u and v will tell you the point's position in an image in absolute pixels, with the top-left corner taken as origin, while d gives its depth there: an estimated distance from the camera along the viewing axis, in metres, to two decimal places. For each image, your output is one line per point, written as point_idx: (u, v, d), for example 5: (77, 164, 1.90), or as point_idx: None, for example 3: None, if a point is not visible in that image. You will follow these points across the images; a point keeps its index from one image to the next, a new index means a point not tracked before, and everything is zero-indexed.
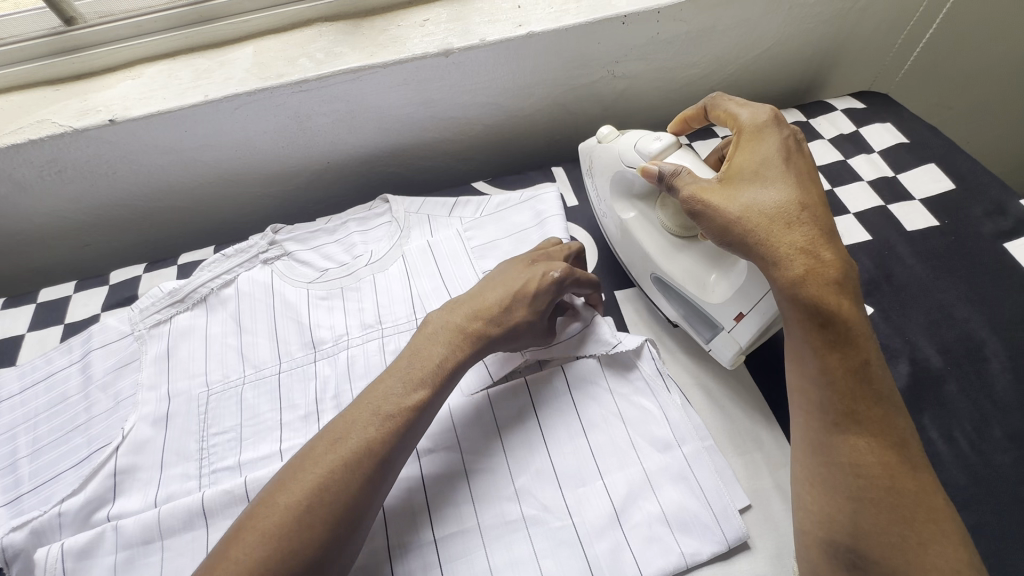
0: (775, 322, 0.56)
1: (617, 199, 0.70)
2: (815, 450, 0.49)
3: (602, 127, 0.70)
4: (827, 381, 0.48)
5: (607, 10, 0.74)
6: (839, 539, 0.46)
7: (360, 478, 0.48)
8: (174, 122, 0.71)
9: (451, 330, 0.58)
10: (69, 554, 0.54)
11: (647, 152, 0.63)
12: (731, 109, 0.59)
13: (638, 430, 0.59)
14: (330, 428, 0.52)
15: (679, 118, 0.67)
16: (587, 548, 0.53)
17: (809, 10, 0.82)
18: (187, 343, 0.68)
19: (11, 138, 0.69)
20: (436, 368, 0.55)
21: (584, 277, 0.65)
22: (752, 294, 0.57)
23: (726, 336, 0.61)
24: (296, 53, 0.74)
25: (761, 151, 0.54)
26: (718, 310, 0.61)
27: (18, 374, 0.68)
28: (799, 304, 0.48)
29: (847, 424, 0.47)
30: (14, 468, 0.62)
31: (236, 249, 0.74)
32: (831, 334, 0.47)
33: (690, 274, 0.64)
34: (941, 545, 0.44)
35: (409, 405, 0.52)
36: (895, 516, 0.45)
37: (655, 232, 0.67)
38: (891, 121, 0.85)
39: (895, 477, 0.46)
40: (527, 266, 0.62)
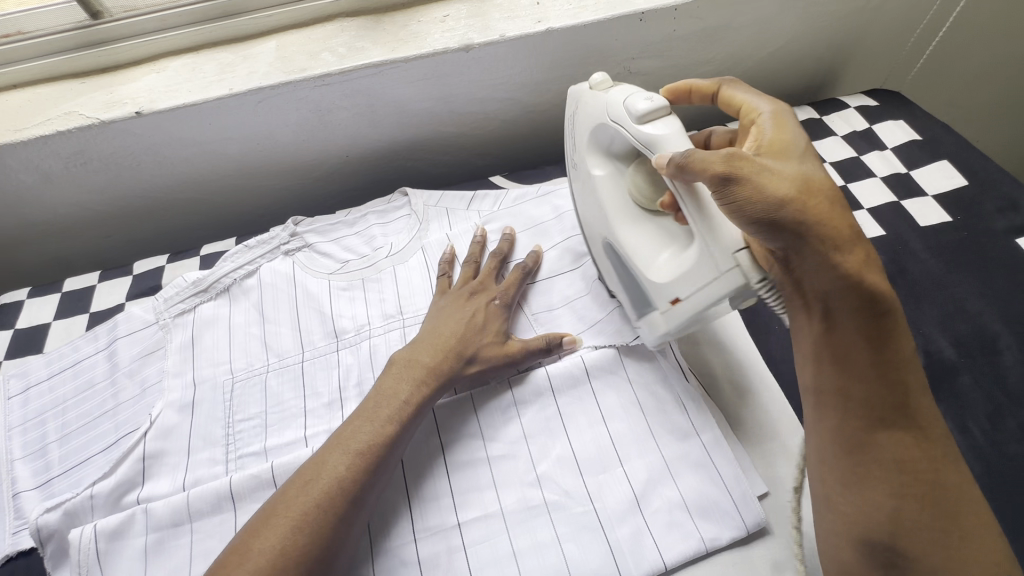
0: (709, 312, 0.53)
1: (593, 152, 0.65)
2: (852, 448, 0.48)
3: (597, 72, 0.63)
4: (873, 374, 0.46)
5: (625, 6, 0.75)
6: (876, 538, 0.46)
7: (332, 519, 0.49)
8: (198, 115, 0.72)
9: (415, 366, 0.60)
10: (102, 535, 0.55)
11: (634, 113, 0.56)
12: (746, 98, 0.59)
13: (657, 419, 0.60)
14: (304, 469, 0.52)
15: (683, 83, 0.63)
16: (609, 533, 0.55)
17: (824, 7, 0.83)
18: (211, 332, 0.70)
19: (40, 130, 0.70)
20: (400, 405, 0.57)
21: (520, 283, 0.69)
22: (693, 281, 0.53)
23: (654, 315, 0.59)
24: (318, 48, 0.75)
25: (791, 139, 0.53)
26: (655, 289, 0.58)
27: (46, 362, 0.69)
28: (856, 290, 0.46)
29: (890, 420, 0.47)
30: (44, 452, 0.63)
31: (257, 240, 0.76)
32: (882, 323, 0.46)
33: (638, 250, 0.60)
34: (980, 539, 0.44)
35: (378, 441, 0.54)
36: (933, 511, 0.45)
37: (617, 195, 0.64)
38: (903, 118, 0.86)
39: (938, 472, 0.46)
40: (465, 301, 0.66)
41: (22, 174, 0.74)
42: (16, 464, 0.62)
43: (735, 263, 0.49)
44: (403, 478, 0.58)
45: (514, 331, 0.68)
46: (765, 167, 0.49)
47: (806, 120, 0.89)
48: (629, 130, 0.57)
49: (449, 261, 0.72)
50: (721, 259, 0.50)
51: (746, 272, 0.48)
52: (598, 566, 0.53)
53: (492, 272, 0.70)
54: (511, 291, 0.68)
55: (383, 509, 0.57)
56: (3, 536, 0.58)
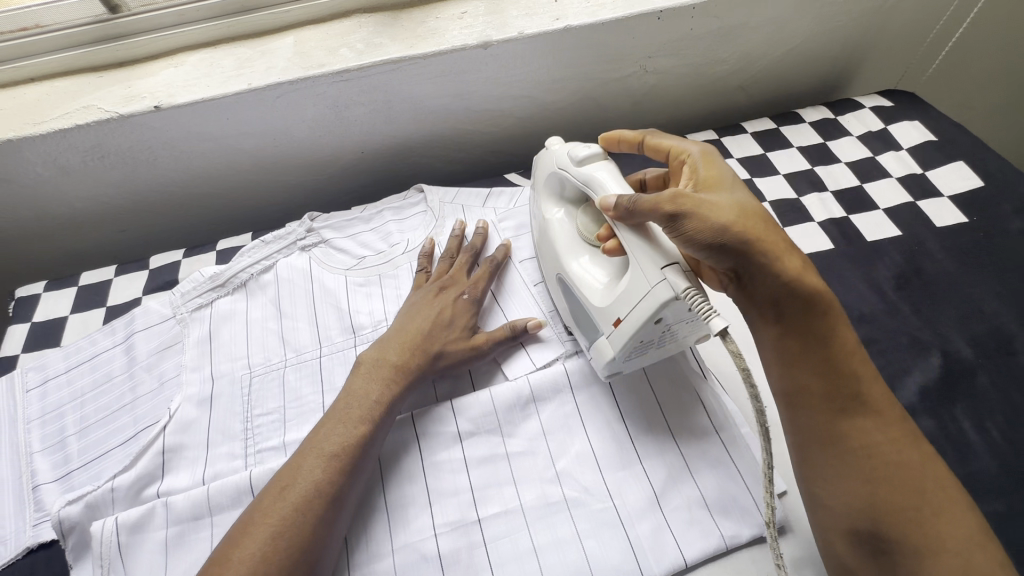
0: (650, 328, 0.53)
1: (548, 200, 0.70)
2: (823, 441, 0.51)
3: (553, 136, 0.72)
4: (822, 365, 0.51)
5: (643, 5, 0.75)
6: (860, 526, 0.48)
7: (311, 521, 0.50)
8: (215, 110, 0.72)
9: (383, 366, 0.60)
10: (123, 528, 0.55)
11: (576, 159, 0.64)
12: (671, 143, 0.63)
13: (676, 417, 0.61)
14: (283, 473, 0.52)
15: (614, 134, 0.70)
16: (629, 530, 0.55)
17: (841, 7, 0.83)
18: (229, 327, 0.70)
19: (58, 124, 0.70)
20: (371, 405, 0.57)
21: (487, 278, 0.71)
22: (632, 297, 0.54)
23: (603, 339, 0.58)
24: (336, 44, 0.75)
25: (719, 174, 0.58)
26: (600, 313, 0.58)
27: (63, 355, 0.69)
28: (797, 292, 0.51)
29: (848, 408, 0.50)
30: (62, 445, 0.63)
31: (274, 236, 0.76)
32: (819, 318, 0.52)
33: (588, 282, 0.61)
34: (954, 515, 0.46)
35: (352, 443, 0.54)
36: (908, 491, 0.47)
37: (568, 237, 0.67)
38: (919, 118, 0.86)
39: (903, 452, 0.49)
40: (435, 296, 0.67)
41: (39, 167, 0.74)
42: (35, 457, 0.62)
43: (664, 277, 0.51)
44: (423, 473, 0.59)
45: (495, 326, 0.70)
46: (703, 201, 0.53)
47: (821, 120, 0.89)
48: (572, 172, 0.65)
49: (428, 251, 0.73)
50: (653, 273, 0.52)
51: (676, 285, 0.50)
52: (619, 562, 0.53)
53: (465, 267, 0.72)
54: (479, 286, 0.69)
55: (404, 502, 0.57)
56: (24, 528, 0.58)
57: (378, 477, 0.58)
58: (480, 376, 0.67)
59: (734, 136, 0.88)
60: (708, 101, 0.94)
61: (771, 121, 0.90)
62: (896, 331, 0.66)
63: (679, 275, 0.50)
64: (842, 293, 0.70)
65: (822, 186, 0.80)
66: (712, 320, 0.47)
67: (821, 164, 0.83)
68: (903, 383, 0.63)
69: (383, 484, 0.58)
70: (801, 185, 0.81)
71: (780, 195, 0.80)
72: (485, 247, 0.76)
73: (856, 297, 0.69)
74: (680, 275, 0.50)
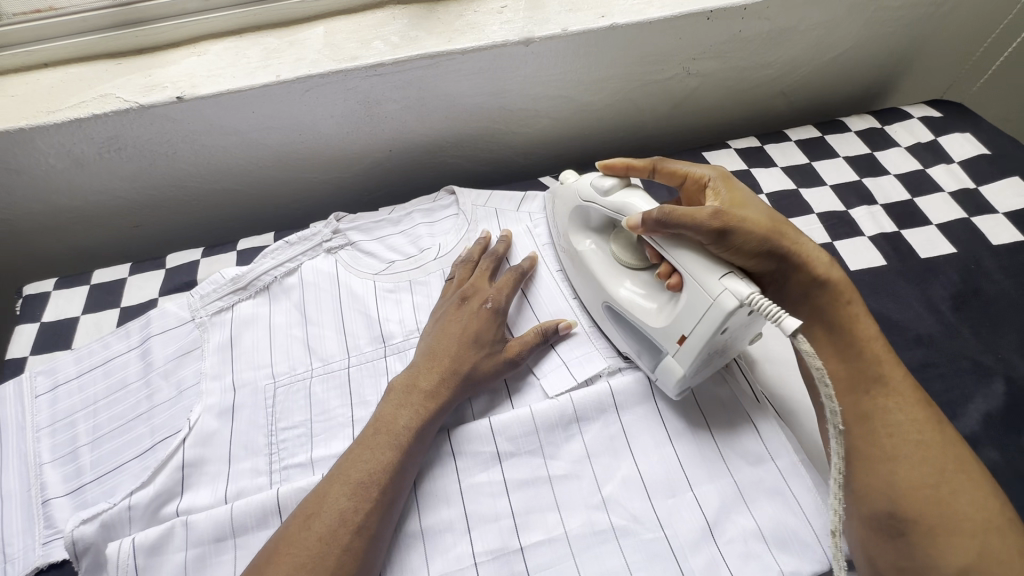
0: (718, 340, 0.51)
1: (575, 231, 0.67)
2: (849, 422, 0.52)
3: (565, 171, 0.69)
4: (846, 350, 0.54)
5: (692, 4, 0.72)
6: (879, 506, 0.48)
7: (340, 555, 0.46)
8: (240, 102, 0.69)
9: (414, 391, 0.57)
10: (140, 550, 0.51)
11: (601, 190, 0.61)
12: (686, 166, 0.62)
13: (728, 443, 0.57)
14: (315, 493, 0.50)
15: (618, 163, 0.63)
16: (682, 563, 0.51)
17: (893, 12, 0.80)
18: (251, 333, 0.66)
19: (74, 113, 0.66)
20: (399, 432, 0.54)
21: (513, 285, 0.66)
22: (693, 313, 0.52)
23: (667, 361, 0.55)
24: (369, 36, 0.71)
25: (744, 191, 0.60)
26: (660, 334, 0.56)
27: (75, 358, 0.65)
28: (822, 286, 0.57)
29: (870, 389, 0.52)
30: (75, 456, 0.59)
31: (298, 236, 0.72)
32: (843, 309, 0.56)
33: (639, 306, 0.59)
34: (975, 496, 0.46)
35: (382, 473, 0.51)
36: (930, 471, 0.47)
37: (604, 265, 0.64)
38: (970, 131, 0.82)
39: (925, 434, 0.49)
40: (458, 310, 0.63)
41: (51, 158, 0.70)
42: (45, 468, 0.59)
43: (726, 286, 0.49)
44: (461, 496, 0.55)
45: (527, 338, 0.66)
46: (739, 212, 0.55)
47: (867, 130, 0.86)
48: (600, 204, 0.62)
49: (460, 263, 0.69)
50: (710, 284, 0.50)
51: (738, 292, 0.49)
52: None
53: (488, 271, 0.68)
54: (504, 292, 0.65)
55: (440, 527, 0.54)
56: (34, 545, 0.54)
57: (412, 500, 0.55)
58: (517, 390, 0.63)
59: (777, 144, 0.84)
60: (748, 106, 0.90)
61: (815, 129, 0.86)
62: (955, 354, 0.63)
63: (739, 282, 0.49)
64: (898, 313, 0.66)
65: (871, 199, 0.77)
66: (783, 321, 0.46)
67: (870, 175, 0.80)
68: (965, 410, 0.60)
69: (417, 509, 0.55)
70: (849, 198, 0.78)
71: (828, 207, 0.77)
72: (508, 255, 0.72)
73: (912, 318, 0.66)
74: (740, 282, 0.49)
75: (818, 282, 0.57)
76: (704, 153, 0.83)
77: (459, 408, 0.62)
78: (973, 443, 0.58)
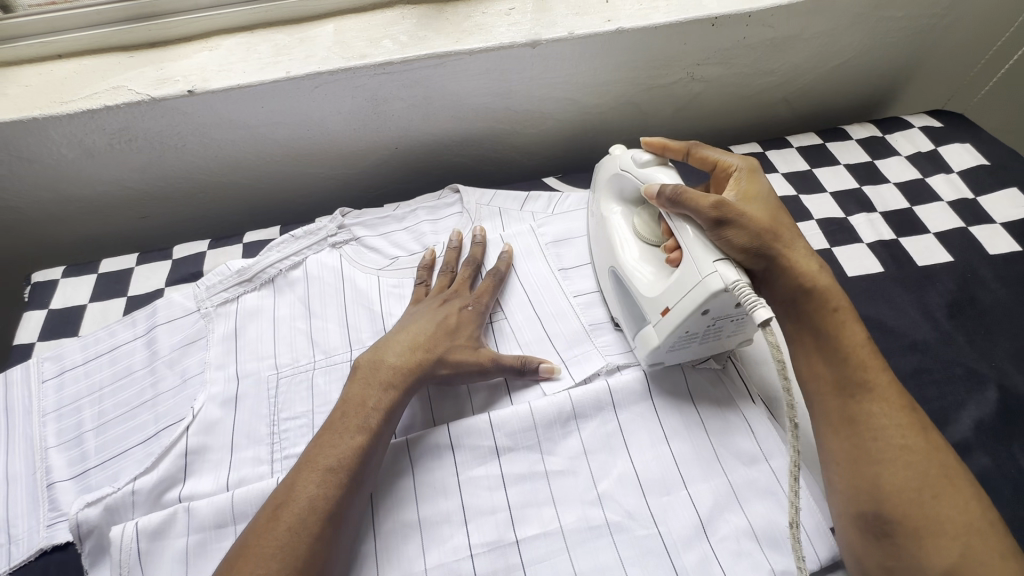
0: (697, 320, 0.53)
1: (609, 198, 0.68)
2: (835, 425, 0.53)
3: (616, 146, 0.68)
4: (832, 354, 0.55)
5: (697, 11, 0.73)
6: (866, 508, 0.48)
7: (308, 542, 0.47)
8: (250, 97, 0.70)
9: (384, 370, 0.58)
10: (143, 534, 0.52)
11: (644, 163, 0.62)
12: (718, 154, 0.63)
13: (723, 442, 0.58)
14: (286, 485, 0.50)
15: (657, 140, 0.65)
16: (674, 559, 0.52)
17: (897, 22, 0.81)
18: (255, 324, 0.67)
19: (86, 103, 0.67)
20: (369, 413, 0.54)
21: (492, 292, 0.68)
22: (681, 290, 0.54)
23: (648, 329, 0.58)
24: (378, 35, 0.72)
25: (764, 188, 0.60)
26: (647, 304, 0.58)
27: (81, 345, 0.66)
28: (812, 292, 0.56)
29: (857, 393, 0.52)
30: (80, 440, 0.60)
31: (304, 231, 0.73)
32: (832, 316, 0.56)
33: (638, 275, 0.60)
34: (957, 500, 0.47)
35: (348, 457, 0.51)
36: (913, 474, 0.48)
37: (623, 233, 0.65)
38: (970, 141, 0.83)
39: (909, 439, 0.50)
40: (438, 306, 0.65)
41: (62, 148, 0.71)
42: (51, 452, 0.60)
43: (716, 269, 0.51)
44: (458, 488, 0.56)
45: (525, 335, 0.67)
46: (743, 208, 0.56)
47: (869, 139, 0.87)
48: (634, 173, 0.64)
49: (428, 266, 0.70)
50: (703, 265, 0.52)
51: (726, 276, 0.50)
52: None
53: (466, 280, 0.69)
54: (484, 299, 0.67)
55: (438, 519, 0.55)
56: (37, 527, 0.55)
57: (411, 490, 0.56)
58: (516, 386, 0.64)
59: (779, 150, 0.85)
60: (751, 112, 0.91)
61: (817, 136, 0.87)
62: (949, 361, 0.64)
63: (729, 269, 0.51)
64: (893, 319, 0.67)
65: (870, 207, 0.78)
66: (755, 312, 0.47)
67: (869, 183, 0.81)
68: (957, 416, 0.60)
69: (414, 500, 0.55)
70: (848, 205, 0.79)
71: (827, 214, 0.78)
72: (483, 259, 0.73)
73: (908, 324, 0.67)
74: (731, 270, 0.51)
75: (806, 291, 0.56)
76: None
77: (459, 400, 0.63)
78: (965, 449, 0.59)
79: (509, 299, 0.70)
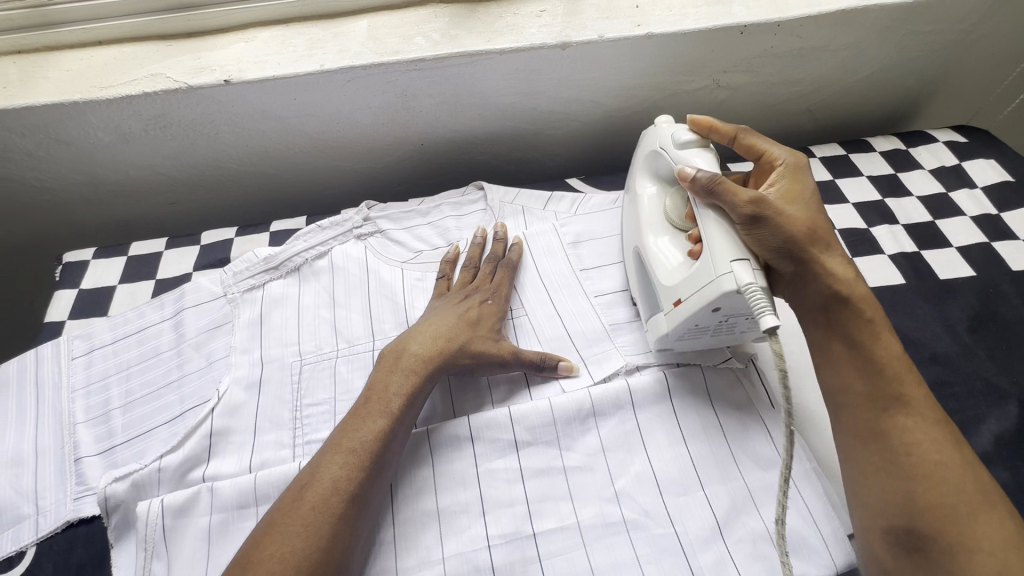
0: (708, 316, 0.55)
1: (643, 174, 0.68)
2: (868, 439, 0.51)
3: (661, 115, 0.69)
4: (865, 366, 0.53)
5: (727, 18, 0.74)
6: (897, 524, 0.47)
7: (332, 521, 0.48)
8: (284, 89, 0.71)
9: (409, 357, 0.59)
10: (168, 511, 0.53)
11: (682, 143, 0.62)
12: (767, 145, 0.62)
13: (741, 446, 0.58)
14: (313, 464, 0.51)
15: (704, 120, 0.63)
16: (691, 558, 0.52)
17: (925, 37, 0.81)
18: (280, 311, 0.68)
19: (125, 90, 0.69)
20: (391, 398, 0.55)
21: (509, 283, 0.69)
22: (697, 283, 0.54)
23: (660, 317, 0.60)
24: (411, 32, 0.73)
25: (806, 187, 0.59)
26: (663, 290, 0.59)
27: (110, 326, 0.68)
28: (844, 301, 0.55)
29: (890, 406, 0.51)
30: (107, 418, 0.62)
31: (330, 221, 0.74)
32: (864, 326, 0.54)
33: (659, 258, 0.61)
34: (992, 516, 0.46)
35: (373, 442, 0.52)
36: (948, 489, 0.47)
37: (652, 214, 0.65)
38: (994, 157, 0.83)
39: (943, 454, 0.48)
40: (458, 303, 0.65)
41: (99, 132, 0.73)
42: (79, 428, 0.61)
43: (732, 269, 0.52)
44: (477, 479, 0.57)
45: (546, 332, 0.68)
46: (783, 207, 0.56)
47: (892, 151, 0.87)
48: (671, 154, 0.63)
49: (452, 260, 0.71)
50: (721, 262, 0.53)
51: (741, 278, 0.51)
52: None
53: (488, 275, 0.69)
54: (502, 292, 0.68)
55: (456, 509, 0.55)
56: (65, 500, 0.56)
57: (430, 479, 0.57)
58: (537, 381, 0.64)
59: None
60: (774, 121, 0.91)
61: (839, 147, 0.88)
62: (969, 375, 0.64)
63: (746, 270, 0.51)
64: (914, 330, 0.67)
65: (893, 219, 0.78)
66: (762, 317, 0.49)
67: (892, 196, 0.81)
68: (977, 429, 0.60)
69: (434, 489, 0.56)
70: (870, 216, 0.79)
71: (850, 224, 0.78)
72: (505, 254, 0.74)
73: (929, 336, 0.67)
74: (747, 271, 0.51)
75: (838, 300, 0.55)
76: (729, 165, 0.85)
77: (480, 393, 0.64)
78: (984, 462, 0.59)
79: (529, 297, 0.71)
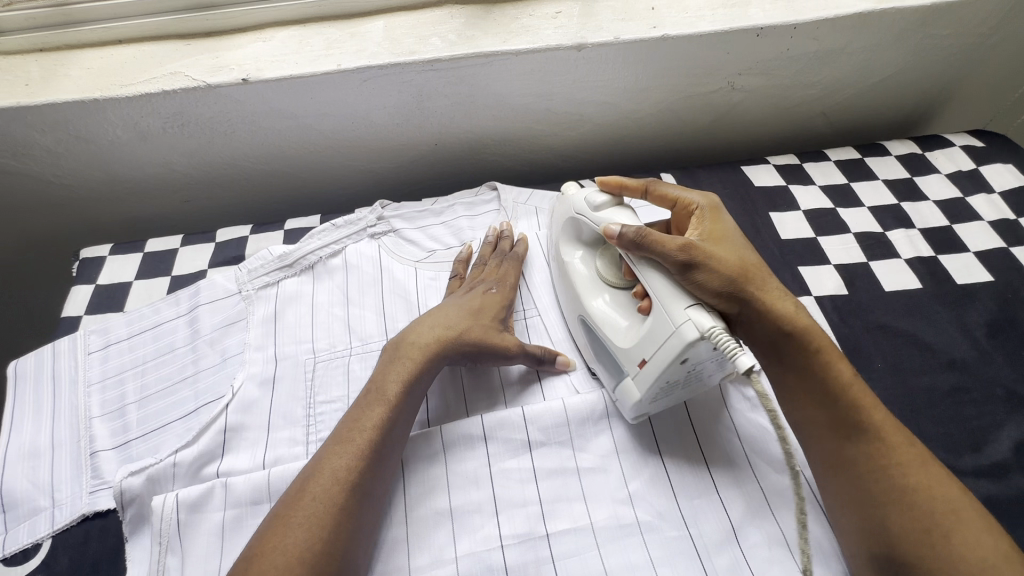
0: (676, 369, 0.51)
1: (565, 243, 0.67)
2: (836, 468, 0.52)
3: (566, 183, 0.68)
4: (820, 397, 0.53)
5: (742, 21, 0.73)
6: (878, 547, 0.48)
7: (338, 511, 0.48)
8: (300, 88, 0.71)
9: (414, 347, 0.58)
10: (183, 506, 0.53)
11: (593, 206, 0.61)
12: (679, 191, 0.62)
13: (757, 450, 0.58)
14: (316, 458, 0.51)
15: (611, 178, 0.64)
16: (706, 562, 0.51)
17: (941, 41, 0.81)
18: (295, 309, 0.68)
19: (145, 87, 0.70)
20: (389, 387, 0.55)
21: (516, 274, 0.69)
22: (658, 337, 0.52)
23: (627, 382, 0.55)
24: (427, 32, 0.74)
25: (727, 226, 0.59)
26: (623, 354, 0.56)
27: (126, 321, 0.68)
28: (795, 339, 0.54)
29: (851, 434, 0.51)
30: (122, 412, 0.62)
31: (345, 220, 0.74)
32: (815, 361, 0.53)
33: (610, 322, 0.59)
34: (970, 532, 0.45)
35: (372, 433, 0.52)
36: (921, 510, 0.47)
37: (588, 279, 0.64)
38: (1012, 162, 0.83)
39: (910, 476, 0.48)
40: (465, 292, 0.65)
41: (118, 129, 0.74)
42: (95, 422, 0.61)
43: (689, 317, 0.49)
44: (490, 479, 0.57)
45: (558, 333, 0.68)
46: (714, 250, 0.54)
47: (908, 155, 0.86)
48: (589, 218, 0.61)
49: (466, 257, 0.72)
50: (676, 313, 0.50)
51: (701, 323, 0.49)
52: None
53: (496, 267, 0.69)
54: (508, 282, 0.68)
55: (469, 508, 0.55)
56: (80, 493, 0.57)
57: (443, 478, 0.57)
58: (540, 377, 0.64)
59: (816, 163, 0.85)
60: (788, 125, 0.91)
61: (854, 150, 0.87)
62: (988, 381, 0.63)
63: (702, 313, 0.49)
64: (931, 336, 0.67)
65: (909, 223, 0.78)
66: (738, 358, 0.46)
67: (908, 200, 0.81)
68: (996, 436, 0.60)
69: (446, 488, 0.56)
70: (886, 220, 0.78)
71: (865, 228, 0.77)
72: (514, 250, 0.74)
73: (946, 341, 0.66)
74: (705, 315, 0.49)
75: (790, 338, 0.54)
76: (743, 168, 0.84)
77: (489, 386, 0.64)
78: (1003, 469, 0.58)
79: (542, 297, 0.71)
